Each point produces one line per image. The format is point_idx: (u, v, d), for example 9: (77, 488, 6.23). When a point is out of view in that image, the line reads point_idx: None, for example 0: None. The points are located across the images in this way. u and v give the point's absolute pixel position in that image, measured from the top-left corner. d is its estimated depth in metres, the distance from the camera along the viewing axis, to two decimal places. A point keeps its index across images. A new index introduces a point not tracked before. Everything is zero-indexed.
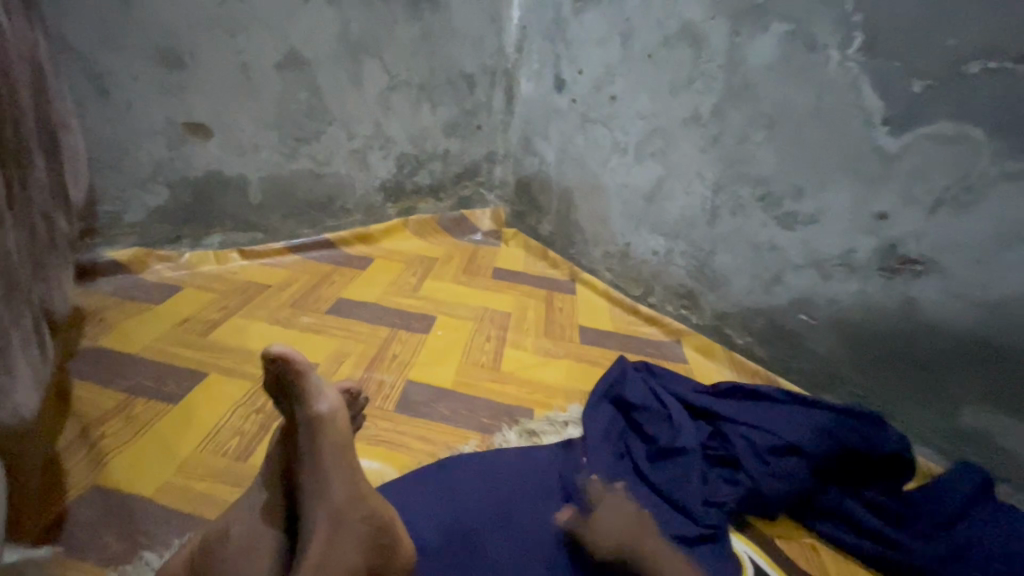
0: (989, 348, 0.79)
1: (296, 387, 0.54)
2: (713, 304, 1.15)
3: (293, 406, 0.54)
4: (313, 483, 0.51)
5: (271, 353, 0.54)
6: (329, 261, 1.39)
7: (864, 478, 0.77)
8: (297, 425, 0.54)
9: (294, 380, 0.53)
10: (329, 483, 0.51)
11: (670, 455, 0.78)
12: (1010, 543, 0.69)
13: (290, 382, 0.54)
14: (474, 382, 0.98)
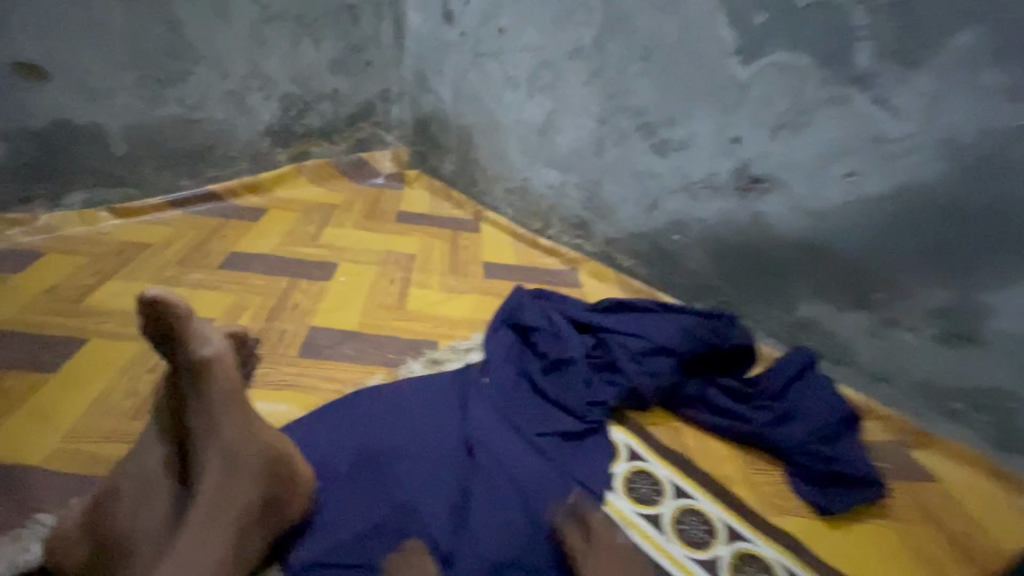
0: (817, 250, 0.92)
1: (179, 331, 0.55)
2: (603, 231, 1.24)
3: (175, 349, 0.55)
4: (203, 425, 0.55)
5: (146, 298, 0.54)
6: (216, 214, 1.31)
7: (719, 368, 0.92)
8: (183, 369, 0.55)
9: (175, 325, 0.55)
10: (217, 426, 0.55)
11: (560, 367, 0.88)
12: (824, 403, 0.85)
13: (171, 324, 0.55)
14: (379, 323, 1.01)
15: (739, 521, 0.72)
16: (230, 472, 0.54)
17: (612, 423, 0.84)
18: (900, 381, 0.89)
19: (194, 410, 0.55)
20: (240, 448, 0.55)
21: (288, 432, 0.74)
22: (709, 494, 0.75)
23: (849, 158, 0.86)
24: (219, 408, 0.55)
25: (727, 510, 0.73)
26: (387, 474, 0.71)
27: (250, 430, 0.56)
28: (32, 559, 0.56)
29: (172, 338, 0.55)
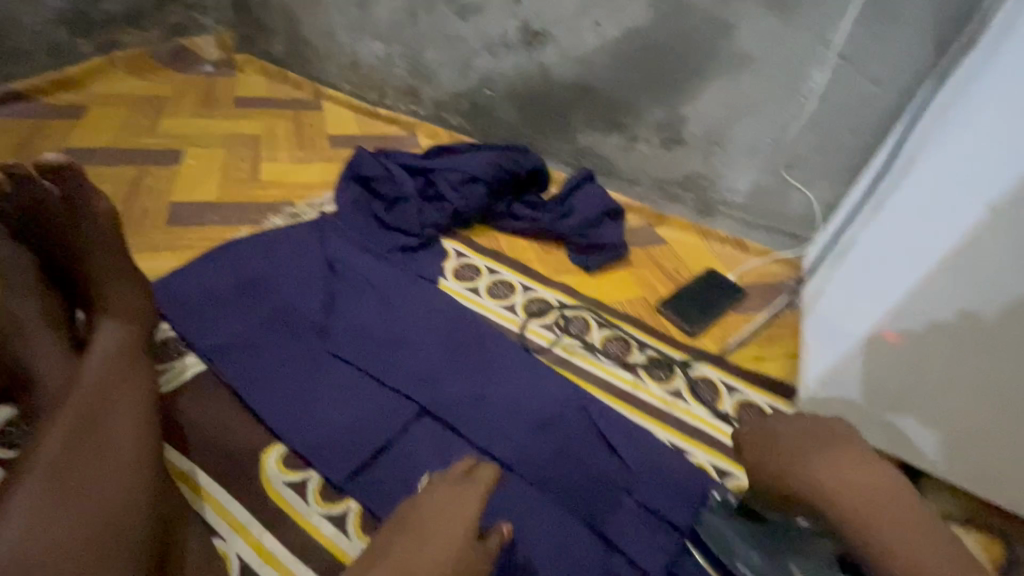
0: (583, 89, 1.21)
1: (81, 189, 0.74)
2: (430, 95, 1.42)
3: (77, 204, 0.74)
4: (99, 261, 0.74)
5: (52, 160, 0.72)
6: (31, 115, 1.28)
7: (522, 189, 1.21)
8: (83, 218, 0.74)
9: (80, 182, 0.74)
10: (111, 262, 0.74)
11: (398, 203, 1.11)
12: (593, 202, 1.20)
13: (73, 184, 0.73)
14: (237, 193, 1.15)
15: (530, 281, 1.06)
16: (122, 292, 0.74)
17: (444, 239, 1.11)
18: (644, 180, 1.26)
19: (94, 254, 0.74)
20: (124, 277, 0.75)
21: (176, 276, 0.91)
22: (512, 270, 1.08)
23: (594, 10, 1.11)
24: (107, 239, 0.75)
25: (523, 276, 1.07)
26: (267, 290, 0.92)
27: (133, 271, 0.77)
28: None
29: (78, 193, 0.74)
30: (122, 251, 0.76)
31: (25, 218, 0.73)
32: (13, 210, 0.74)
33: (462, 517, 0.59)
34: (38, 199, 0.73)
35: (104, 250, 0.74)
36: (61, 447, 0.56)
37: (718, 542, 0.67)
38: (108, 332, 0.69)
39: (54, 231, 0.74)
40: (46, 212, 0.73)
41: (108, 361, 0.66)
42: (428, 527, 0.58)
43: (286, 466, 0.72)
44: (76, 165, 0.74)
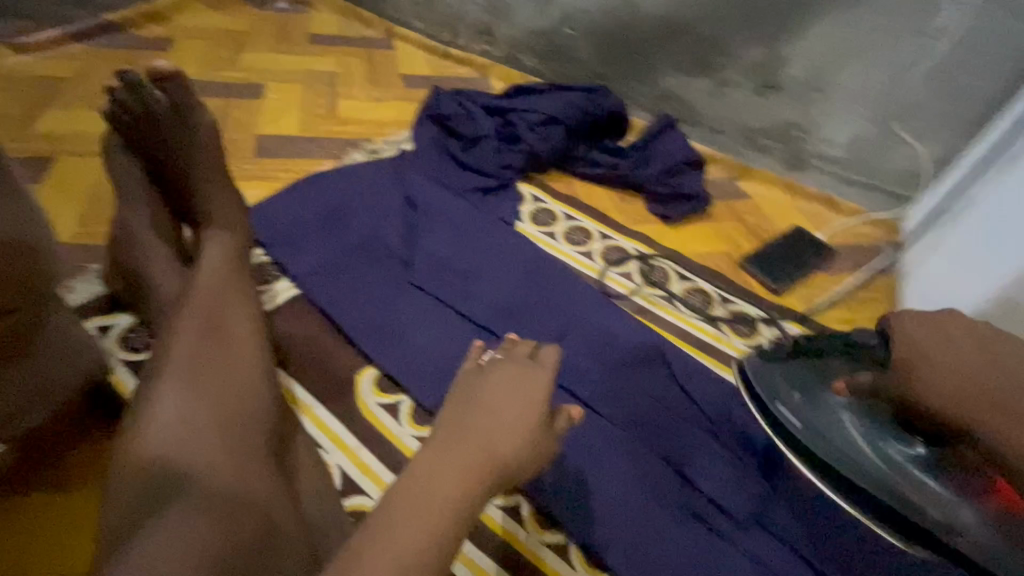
0: (673, 26, 1.13)
1: (184, 99, 0.76)
2: (506, 34, 1.37)
3: (182, 114, 0.76)
4: (198, 170, 0.76)
5: (161, 70, 0.75)
6: (123, 45, 1.31)
7: (600, 135, 1.17)
8: (186, 129, 0.76)
9: (184, 92, 0.76)
10: (210, 170, 0.76)
11: (476, 143, 1.09)
12: (674, 150, 1.14)
13: (178, 94, 0.76)
14: (317, 128, 1.16)
15: (608, 230, 1.04)
16: (224, 206, 0.75)
17: (520, 183, 1.09)
18: (731, 130, 1.19)
19: (194, 164, 0.76)
20: (223, 193, 0.76)
21: (267, 203, 0.94)
22: (589, 218, 1.06)
23: None
24: (209, 152, 0.76)
25: (600, 225, 1.05)
26: (351, 222, 0.94)
27: (228, 180, 0.78)
28: (101, 291, 0.78)
29: (182, 103, 0.76)
30: (218, 158, 0.77)
31: (139, 131, 0.77)
32: (126, 120, 0.77)
33: (531, 393, 0.62)
34: (148, 110, 0.76)
35: (205, 164, 0.76)
36: (188, 357, 0.58)
37: (768, 380, 0.68)
38: (213, 251, 0.70)
39: (161, 142, 0.77)
40: (155, 124, 0.76)
41: (217, 269, 0.68)
42: (496, 401, 0.60)
43: (379, 388, 0.76)
44: (182, 75, 0.76)
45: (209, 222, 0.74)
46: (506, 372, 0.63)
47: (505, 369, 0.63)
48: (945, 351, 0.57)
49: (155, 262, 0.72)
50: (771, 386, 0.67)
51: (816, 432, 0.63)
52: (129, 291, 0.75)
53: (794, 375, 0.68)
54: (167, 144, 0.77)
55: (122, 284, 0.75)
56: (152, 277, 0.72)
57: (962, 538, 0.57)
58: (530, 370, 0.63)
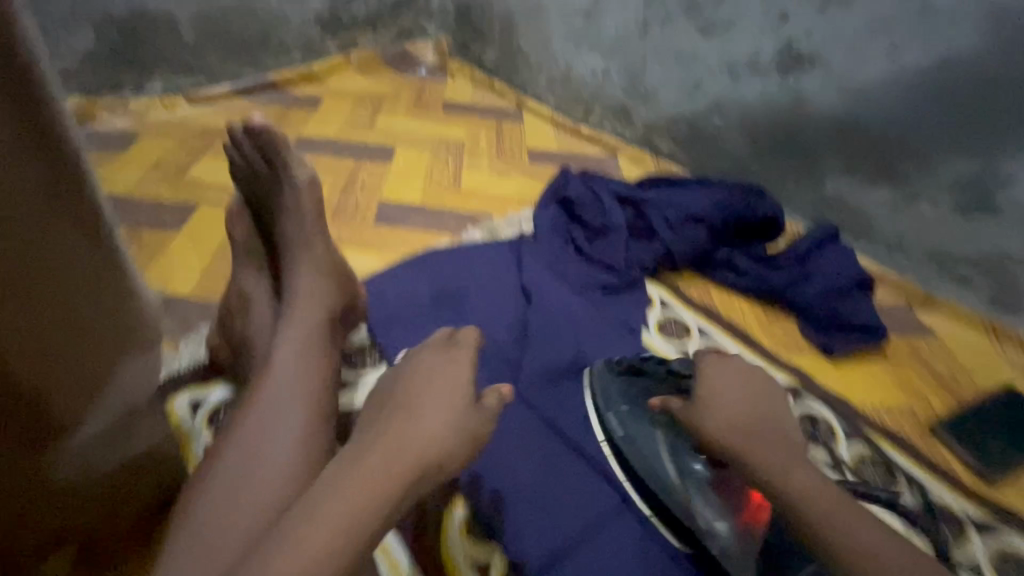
0: (851, 127, 0.97)
1: (282, 154, 0.72)
2: (643, 117, 1.29)
3: (279, 171, 0.73)
4: (292, 229, 0.71)
5: (257, 124, 0.72)
6: (278, 102, 1.40)
7: (748, 238, 1.01)
8: (283, 187, 0.73)
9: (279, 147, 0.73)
10: (304, 231, 0.71)
11: (603, 234, 0.99)
12: (840, 266, 0.95)
13: (275, 149, 0.73)
14: (439, 198, 1.13)
15: (753, 353, 0.87)
16: (310, 275, 0.69)
17: (648, 283, 0.96)
18: (914, 250, 0.99)
19: (290, 224, 0.71)
20: (311, 254, 0.70)
21: (381, 277, 0.90)
22: (728, 335, 0.90)
23: (892, 31, 0.88)
24: (301, 211, 0.71)
25: (740, 345, 0.89)
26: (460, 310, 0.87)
27: (322, 238, 0.72)
28: (202, 359, 0.75)
29: (277, 158, 0.73)
30: (314, 215, 0.72)
31: (251, 192, 0.75)
32: (239, 182, 0.75)
33: (455, 389, 0.58)
34: (251, 169, 0.74)
35: (298, 224, 0.71)
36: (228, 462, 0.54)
37: (600, 398, 0.74)
38: (291, 327, 0.64)
39: (264, 203, 0.74)
40: (257, 183, 0.74)
41: (298, 348, 0.62)
42: (420, 404, 0.56)
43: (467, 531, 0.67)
44: (274, 127, 0.72)
45: (292, 292, 0.67)
46: (430, 375, 0.59)
47: (433, 362, 0.61)
48: (741, 390, 0.66)
49: (251, 327, 0.68)
50: (603, 390, 0.75)
51: (631, 441, 0.70)
52: (231, 366, 0.71)
53: (627, 396, 0.74)
54: (270, 203, 0.74)
55: (227, 352, 0.71)
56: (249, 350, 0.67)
57: (716, 544, 0.64)
58: (451, 354, 0.62)
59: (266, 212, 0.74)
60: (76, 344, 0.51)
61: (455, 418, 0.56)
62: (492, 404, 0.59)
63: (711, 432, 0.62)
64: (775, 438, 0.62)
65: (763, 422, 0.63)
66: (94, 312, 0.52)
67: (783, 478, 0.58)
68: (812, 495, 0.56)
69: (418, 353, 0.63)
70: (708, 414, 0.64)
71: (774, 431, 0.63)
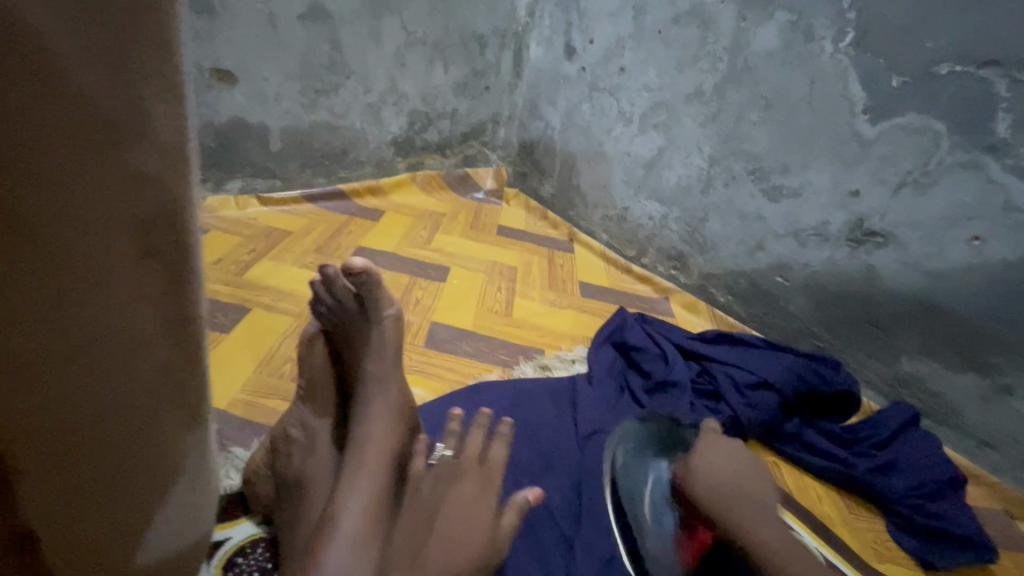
0: (929, 308, 0.94)
1: (375, 294, 0.71)
2: (700, 266, 1.29)
3: (369, 310, 0.72)
4: (371, 365, 0.69)
5: (356, 266, 0.71)
6: (342, 211, 1.46)
7: (819, 411, 0.95)
8: (370, 324, 0.71)
9: (373, 287, 0.71)
10: (381, 369, 0.68)
11: (664, 387, 0.93)
12: (927, 458, 0.86)
13: (369, 288, 0.71)
14: (490, 325, 1.10)
15: (840, 557, 0.75)
16: (382, 419, 0.64)
17: None
18: (1009, 449, 0.90)
19: (369, 362, 0.69)
20: (385, 396, 0.66)
21: (427, 407, 0.84)
22: (807, 527, 0.78)
23: (973, 223, 0.88)
24: (384, 351, 0.70)
25: (827, 546, 0.76)
26: (513, 463, 0.78)
27: (399, 379, 0.69)
28: (232, 487, 0.68)
29: (368, 298, 0.71)
30: (392, 354, 0.70)
31: (331, 322, 0.73)
32: (322, 311, 0.74)
33: (482, 511, 0.54)
34: (340, 303, 0.73)
35: (383, 364, 0.69)
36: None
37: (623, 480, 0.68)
38: (364, 476, 0.58)
39: (346, 337, 0.72)
40: (343, 316, 0.73)
41: (369, 506, 0.56)
42: (453, 524, 0.52)
43: None
44: (372, 269, 0.71)
45: (362, 436, 0.62)
46: (461, 490, 0.55)
47: (466, 486, 0.55)
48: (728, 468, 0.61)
49: (312, 467, 0.62)
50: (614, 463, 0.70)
51: (630, 493, 0.66)
52: (271, 502, 0.64)
53: (639, 440, 0.72)
54: (353, 340, 0.72)
55: (269, 488, 0.64)
56: (303, 494, 0.61)
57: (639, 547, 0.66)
58: (481, 482, 0.56)
59: (346, 346, 0.72)
60: (135, 489, 0.37)
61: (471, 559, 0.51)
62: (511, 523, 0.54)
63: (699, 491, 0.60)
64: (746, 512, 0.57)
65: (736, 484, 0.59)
66: (174, 449, 0.39)
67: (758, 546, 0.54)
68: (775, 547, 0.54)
69: (453, 472, 0.56)
70: (706, 490, 0.59)
71: (746, 493, 0.58)
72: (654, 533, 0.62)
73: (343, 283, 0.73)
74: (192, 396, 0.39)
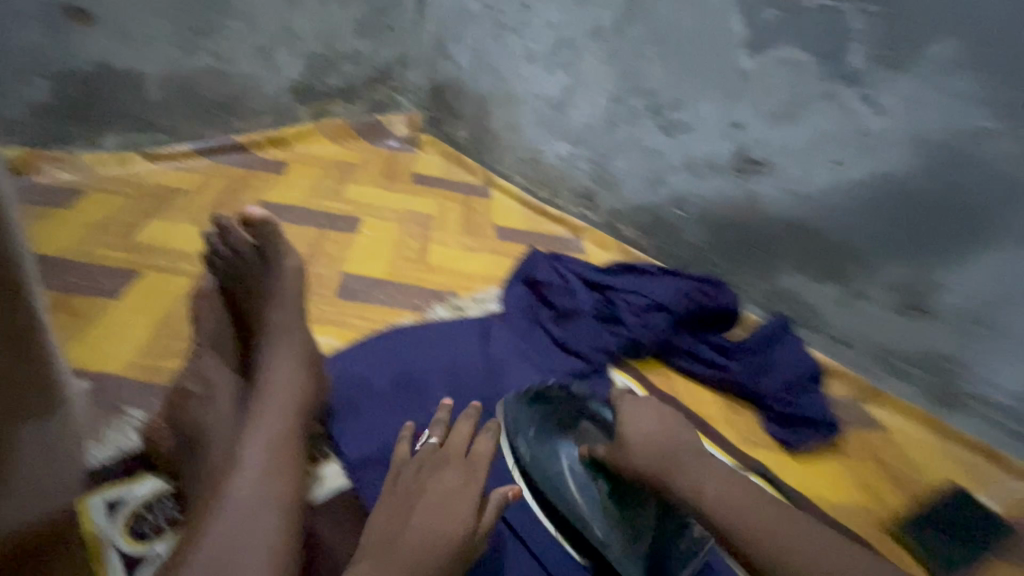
0: (800, 228, 1.04)
1: (274, 242, 0.74)
2: (608, 203, 1.34)
3: (269, 259, 0.74)
4: (273, 312, 0.70)
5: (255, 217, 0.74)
6: (240, 165, 1.37)
7: (709, 326, 1.05)
8: (272, 272, 0.73)
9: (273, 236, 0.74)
10: (284, 316, 0.70)
11: (570, 317, 0.99)
12: (796, 357, 0.99)
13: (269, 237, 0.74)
14: (405, 273, 1.11)
15: (717, 447, 0.87)
16: (286, 363, 0.66)
17: (613, 369, 0.97)
18: (862, 346, 1.04)
19: (271, 309, 0.70)
20: (289, 341, 0.68)
21: (337, 356, 0.85)
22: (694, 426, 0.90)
23: (833, 148, 0.97)
24: (286, 298, 0.71)
25: (709, 439, 0.88)
26: (424, 397, 0.82)
27: (302, 324, 0.70)
28: (130, 449, 0.66)
29: (269, 246, 0.74)
30: (295, 301, 0.72)
31: (230, 273, 0.74)
32: (219, 265, 0.75)
33: (462, 501, 0.58)
34: (239, 254, 0.75)
35: (282, 316, 0.70)
36: (209, 556, 0.49)
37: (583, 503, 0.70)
38: (266, 419, 0.60)
39: (247, 288, 0.73)
40: (244, 267, 0.75)
41: (271, 442, 0.58)
42: (431, 513, 0.56)
43: None
44: (271, 219, 0.75)
45: (264, 380, 0.63)
46: (445, 478, 0.60)
47: (451, 475, 0.60)
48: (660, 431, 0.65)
49: (210, 421, 0.62)
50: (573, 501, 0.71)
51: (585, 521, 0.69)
52: (172, 454, 0.64)
53: (550, 418, 0.79)
54: (253, 289, 0.73)
55: (170, 442, 0.64)
56: (205, 442, 0.61)
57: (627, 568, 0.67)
58: (467, 470, 0.61)
59: (243, 298, 0.73)
60: None
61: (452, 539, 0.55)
62: (490, 515, 0.59)
63: (636, 460, 0.63)
64: (694, 465, 0.61)
65: (669, 446, 0.63)
66: None
67: (694, 491, 0.58)
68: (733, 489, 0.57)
69: (436, 464, 0.62)
70: (641, 461, 0.63)
71: (676, 453, 0.62)
72: (599, 523, 0.68)
73: (244, 236, 0.76)
74: (22, 322, 0.44)
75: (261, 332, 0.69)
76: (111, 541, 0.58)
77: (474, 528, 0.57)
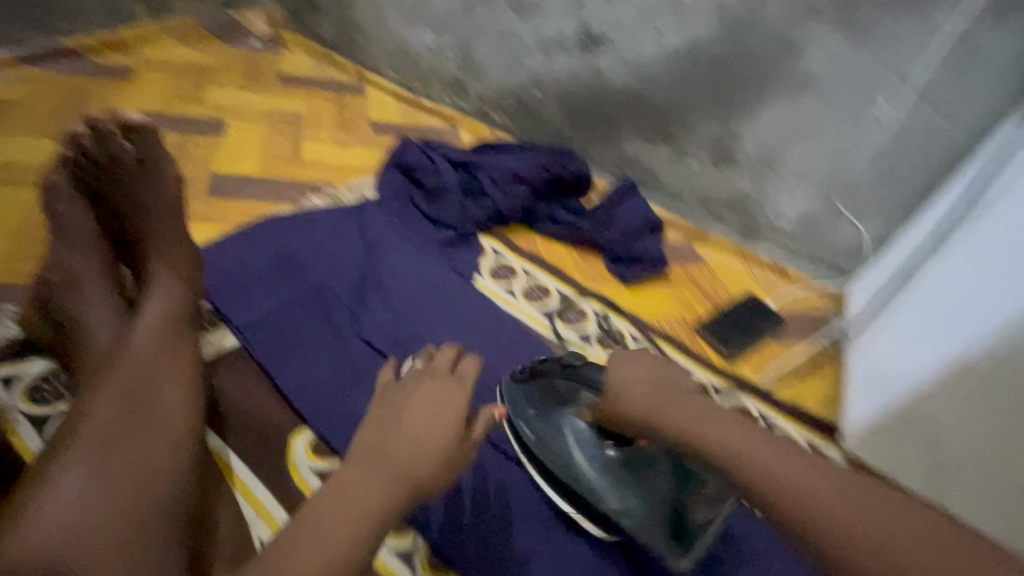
0: (636, 99, 1.18)
1: (153, 150, 0.76)
2: (477, 90, 1.40)
3: (146, 164, 0.76)
4: (151, 217, 0.75)
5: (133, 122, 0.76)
6: (75, 73, 1.27)
7: (566, 191, 1.18)
8: (150, 176, 0.76)
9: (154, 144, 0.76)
10: (163, 219, 0.75)
11: (438, 195, 1.09)
12: (640, 210, 1.16)
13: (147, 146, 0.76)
14: (277, 170, 1.14)
15: (566, 287, 1.06)
16: (167, 263, 0.73)
17: (482, 237, 1.09)
18: (688, 197, 1.24)
19: (149, 213, 0.75)
20: (170, 242, 0.74)
21: (213, 246, 0.91)
22: (547, 274, 1.07)
23: (656, 20, 1.09)
24: (167, 204, 0.75)
25: (560, 282, 1.06)
26: (303, 271, 0.92)
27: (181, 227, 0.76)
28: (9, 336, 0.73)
29: (146, 151, 0.76)
30: (175, 206, 0.77)
31: (102, 175, 0.76)
32: (88, 166, 0.76)
33: (447, 407, 0.65)
34: (112, 157, 0.76)
35: (156, 218, 0.75)
36: (106, 427, 0.58)
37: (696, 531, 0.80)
38: (155, 305, 0.68)
39: (123, 189, 0.76)
40: (118, 170, 0.76)
41: (161, 324, 0.67)
42: (415, 423, 0.63)
43: (313, 453, 0.76)
44: (153, 127, 0.76)
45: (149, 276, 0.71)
46: (433, 389, 0.67)
47: (435, 386, 0.67)
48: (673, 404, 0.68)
49: (89, 309, 0.69)
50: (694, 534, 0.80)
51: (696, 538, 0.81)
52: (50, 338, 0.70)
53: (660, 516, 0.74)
54: (128, 193, 0.76)
55: (45, 328, 0.71)
56: (84, 328, 0.68)
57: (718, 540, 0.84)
58: (451, 385, 0.68)
59: (110, 199, 0.76)
60: None
61: (443, 443, 0.62)
62: (479, 428, 0.68)
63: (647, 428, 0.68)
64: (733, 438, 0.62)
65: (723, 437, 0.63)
66: None
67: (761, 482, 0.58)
68: (792, 494, 0.55)
69: (425, 379, 0.68)
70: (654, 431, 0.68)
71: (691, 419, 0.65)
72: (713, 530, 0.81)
73: (122, 141, 0.76)
74: None
75: (142, 232, 0.75)
76: (14, 405, 0.68)
77: (461, 438, 0.65)
